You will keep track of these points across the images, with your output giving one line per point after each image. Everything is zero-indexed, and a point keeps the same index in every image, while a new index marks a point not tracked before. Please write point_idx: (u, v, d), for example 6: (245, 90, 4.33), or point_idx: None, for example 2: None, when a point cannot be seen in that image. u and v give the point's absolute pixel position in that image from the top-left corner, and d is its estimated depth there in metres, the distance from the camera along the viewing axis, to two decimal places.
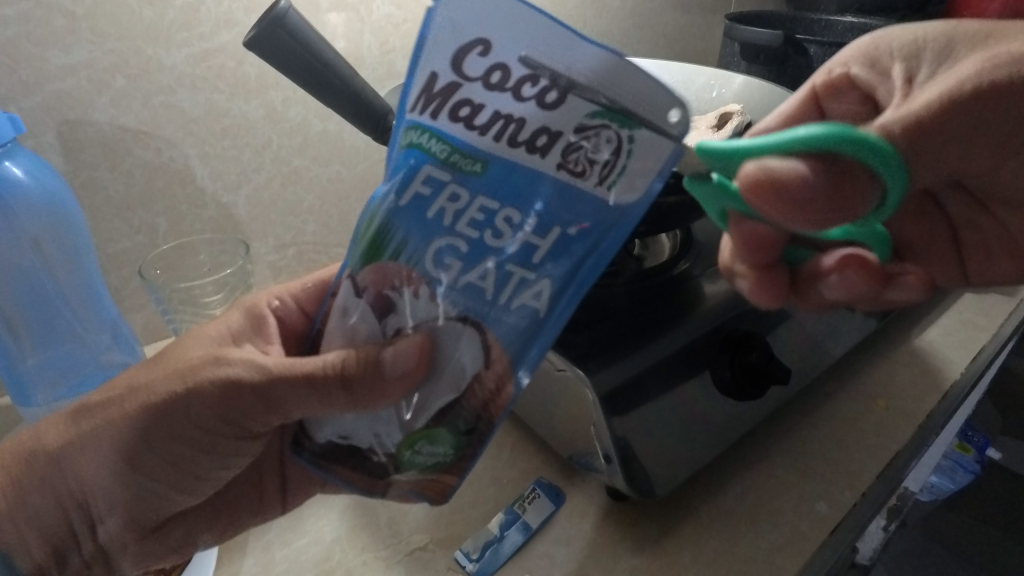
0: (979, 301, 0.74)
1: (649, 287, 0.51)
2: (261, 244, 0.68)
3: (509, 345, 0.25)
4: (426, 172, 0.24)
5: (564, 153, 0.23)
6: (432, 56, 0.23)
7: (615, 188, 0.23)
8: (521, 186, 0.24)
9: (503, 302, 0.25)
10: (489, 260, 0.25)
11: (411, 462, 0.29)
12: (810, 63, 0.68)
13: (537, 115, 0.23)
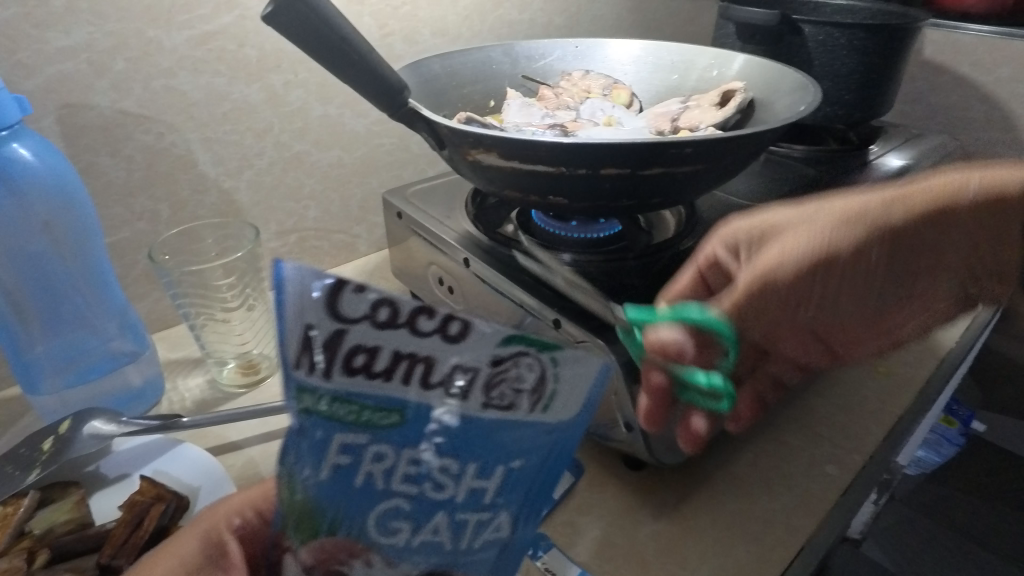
0: None
1: (661, 262, 0.52)
2: (263, 230, 0.67)
3: (484, 569, 0.28)
4: (339, 441, 0.23)
5: (487, 391, 0.24)
6: (300, 315, 0.21)
7: (547, 408, 0.25)
8: (454, 438, 0.25)
9: (462, 539, 0.27)
10: (439, 510, 0.26)
11: None
12: (805, 42, 0.70)
13: (448, 356, 0.23)
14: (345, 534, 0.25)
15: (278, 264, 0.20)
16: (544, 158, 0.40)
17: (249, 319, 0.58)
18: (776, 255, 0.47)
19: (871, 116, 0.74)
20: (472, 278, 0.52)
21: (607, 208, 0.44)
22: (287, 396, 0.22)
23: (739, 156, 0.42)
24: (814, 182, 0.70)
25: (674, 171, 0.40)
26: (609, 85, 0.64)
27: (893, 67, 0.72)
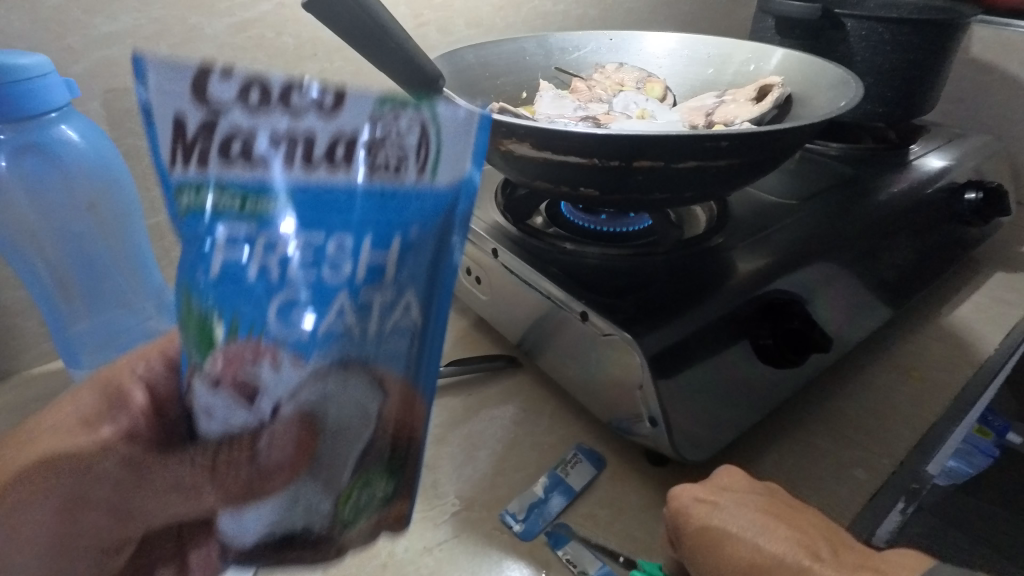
0: (1009, 280, 0.74)
1: (690, 258, 0.52)
2: None
3: (405, 373, 0.25)
4: (226, 233, 0.21)
5: (369, 156, 0.22)
6: (164, 100, 0.20)
7: (432, 172, 0.23)
8: (344, 210, 0.22)
9: (373, 335, 0.24)
10: (340, 298, 0.23)
11: (356, 516, 0.25)
12: (847, 37, 0.68)
13: (323, 126, 0.21)
14: (251, 331, 0.22)
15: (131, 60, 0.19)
16: (578, 150, 0.40)
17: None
18: (732, 523, 0.39)
19: (913, 115, 0.72)
20: (500, 268, 0.53)
21: (638, 200, 0.44)
22: (168, 205, 0.21)
23: (775, 153, 0.41)
24: (850, 181, 0.68)
25: (708, 166, 0.40)
26: (644, 78, 0.64)
27: (937, 65, 0.70)
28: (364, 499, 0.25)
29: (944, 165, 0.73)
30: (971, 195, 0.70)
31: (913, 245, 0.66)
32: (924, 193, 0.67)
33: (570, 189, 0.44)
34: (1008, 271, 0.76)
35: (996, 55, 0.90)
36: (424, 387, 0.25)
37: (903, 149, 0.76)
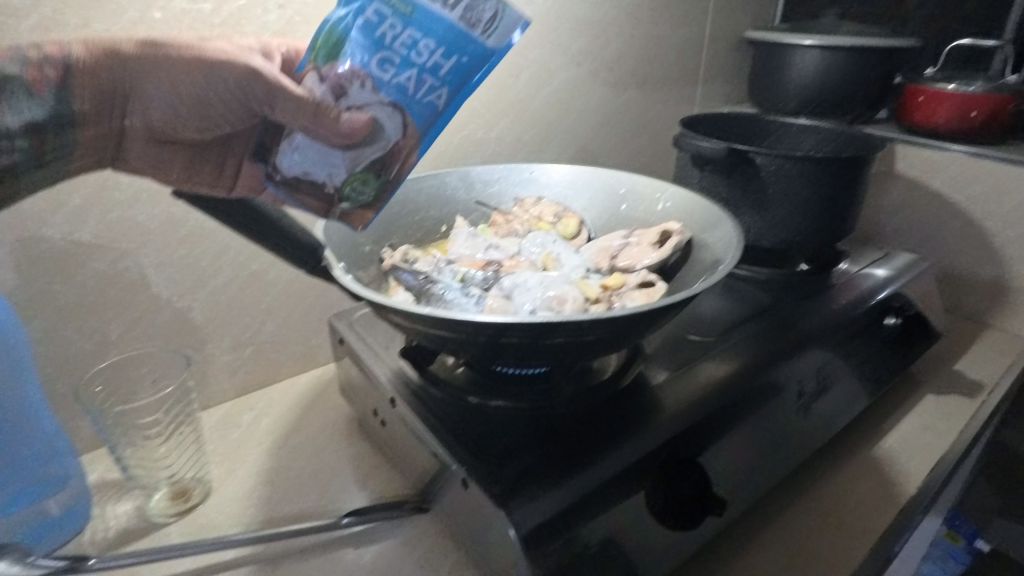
0: (940, 403, 0.73)
1: (592, 409, 0.51)
2: (217, 345, 0.67)
3: (423, 125, 0.38)
4: (374, 8, 0.36)
5: (464, 11, 0.36)
6: None
7: (493, 34, 0.37)
8: (435, 28, 0.36)
9: (418, 96, 0.37)
10: (412, 69, 0.37)
11: (349, 196, 0.40)
12: (759, 172, 0.69)
13: None
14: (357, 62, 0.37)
15: None
16: (446, 325, 0.40)
17: (176, 445, 0.58)
18: None
19: (835, 240, 0.73)
20: (399, 417, 0.52)
21: (519, 362, 0.44)
22: None
23: (649, 321, 0.42)
24: (770, 310, 0.68)
25: (577, 341, 0.40)
26: (560, 212, 0.65)
27: (854, 191, 0.71)
28: (359, 188, 0.40)
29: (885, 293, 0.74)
30: (891, 320, 0.73)
31: (839, 376, 0.65)
32: (847, 318, 0.68)
33: (453, 350, 0.44)
34: (939, 393, 0.75)
35: (921, 173, 0.93)
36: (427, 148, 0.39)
37: (832, 271, 0.78)
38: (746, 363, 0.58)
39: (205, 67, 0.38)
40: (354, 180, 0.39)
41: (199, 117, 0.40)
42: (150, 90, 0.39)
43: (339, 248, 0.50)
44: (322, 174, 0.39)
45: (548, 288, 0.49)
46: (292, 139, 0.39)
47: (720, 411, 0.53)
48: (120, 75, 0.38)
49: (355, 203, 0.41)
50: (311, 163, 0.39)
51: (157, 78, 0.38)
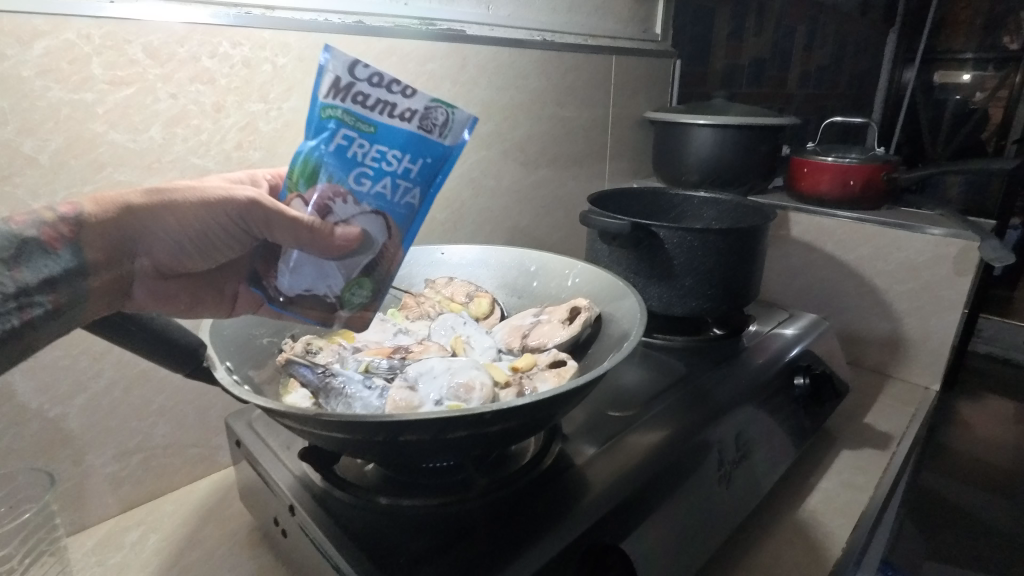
0: (857, 457, 0.74)
1: (510, 497, 0.49)
2: (98, 455, 0.60)
3: (405, 225, 0.41)
4: (342, 133, 0.38)
5: (422, 121, 0.39)
6: (333, 65, 0.37)
7: (449, 136, 0.40)
8: (401, 142, 0.39)
9: (396, 203, 0.40)
10: (386, 179, 0.39)
11: (348, 302, 0.43)
12: (664, 244, 0.72)
13: (403, 101, 0.38)
14: (334, 182, 0.39)
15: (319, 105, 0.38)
16: (342, 427, 0.37)
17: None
18: None
19: (742, 305, 0.76)
20: (299, 526, 0.48)
21: (425, 458, 0.41)
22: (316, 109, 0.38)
23: (556, 406, 0.41)
24: (685, 378, 0.69)
25: (484, 433, 0.38)
26: (472, 291, 0.64)
27: (756, 257, 0.74)
28: (356, 293, 0.42)
29: (796, 350, 0.77)
30: (800, 380, 0.73)
31: (757, 440, 0.66)
32: (759, 380, 0.69)
33: (353, 451, 0.41)
34: (855, 448, 0.76)
35: (814, 237, 0.99)
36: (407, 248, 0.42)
37: (741, 334, 0.80)
38: (665, 435, 0.58)
39: (211, 210, 0.40)
40: (350, 285, 0.42)
41: (202, 249, 0.43)
42: (160, 233, 0.41)
43: (226, 343, 0.46)
44: (319, 286, 0.42)
45: (454, 372, 0.47)
46: (286, 260, 0.41)
47: (642, 489, 0.52)
48: (129, 225, 0.39)
49: (354, 308, 0.43)
50: (307, 277, 0.41)
51: (164, 223, 0.40)
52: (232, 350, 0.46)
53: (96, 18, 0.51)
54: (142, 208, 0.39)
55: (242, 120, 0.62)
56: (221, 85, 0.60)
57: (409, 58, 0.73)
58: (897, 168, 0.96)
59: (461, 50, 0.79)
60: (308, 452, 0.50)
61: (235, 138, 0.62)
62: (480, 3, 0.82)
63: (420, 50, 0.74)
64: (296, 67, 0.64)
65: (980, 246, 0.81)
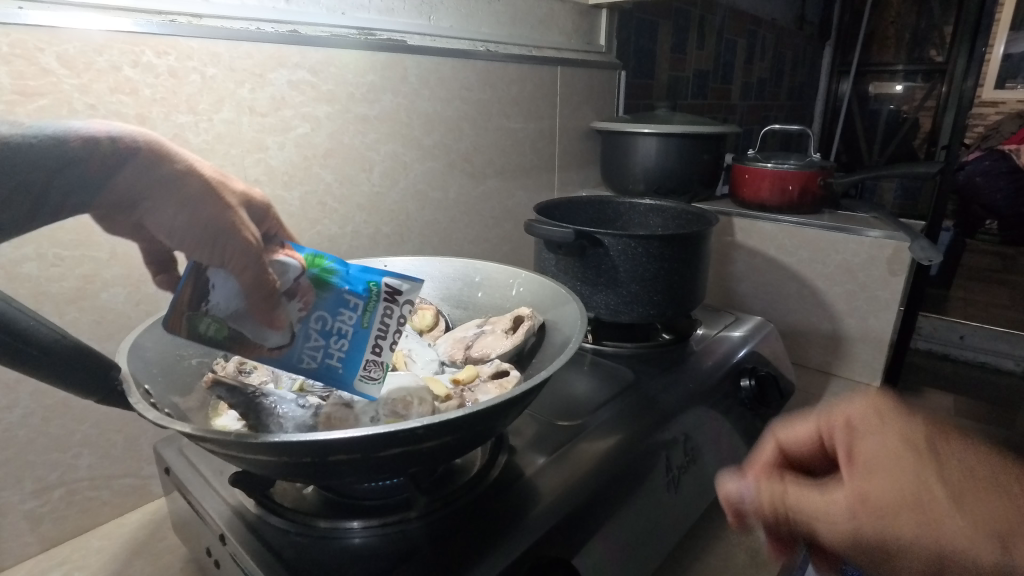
0: None
1: (456, 514, 0.47)
2: (14, 491, 0.56)
3: (275, 361, 0.41)
4: (355, 302, 0.42)
5: (369, 362, 0.42)
6: (413, 287, 0.43)
7: (362, 386, 0.42)
8: (354, 351, 0.41)
9: (301, 348, 0.41)
10: (321, 340, 0.41)
11: (200, 322, 0.38)
12: (608, 251, 0.72)
13: (387, 344, 0.42)
14: (315, 298, 0.41)
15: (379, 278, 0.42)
16: (267, 450, 0.35)
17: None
18: None
19: (690, 309, 0.77)
20: (231, 556, 0.45)
21: (360, 479, 0.40)
22: (379, 278, 0.42)
23: (494, 418, 0.40)
24: (633, 385, 0.69)
25: (416, 449, 0.37)
26: (417, 304, 0.63)
27: (699, 261, 0.75)
28: (210, 331, 0.39)
29: (742, 352, 0.78)
30: (747, 381, 0.74)
31: (705, 442, 0.66)
32: (705, 384, 0.70)
33: (283, 475, 0.39)
34: None
35: (756, 242, 1.02)
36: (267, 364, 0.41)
37: (689, 338, 0.81)
38: (611, 444, 0.57)
39: (229, 228, 0.38)
40: (220, 324, 0.39)
41: (181, 236, 0.38)
42: (167, 200, 0.38)
43: (145, 366, 0.43)
44: (214, 297, 0.39)
45: (391, 387, 0.46)
46: (218, 271, 0.38)
47: (588, 499, 0.51)
48: (160, 180, 0.38)
49: (189, 328, 0.39)
50: (218, 287, 0.39)
51: (181, 203, 0.38)
52: (154, 374, 0.43)
53: (4, 25, 0.48)
54: (183, 185, 0.38)
55: (169, 131, 0.59)
56: (144, 96, 0.57)
57: (348, 69, 0.72)
58: (832, 173, 1.00)
59: (402, 60, 0.78)
60: (239, 477, 0.46)
61: None
62: (421, 13, 0.82)
63: (359, 62, 0.73)
64: (227, 78, 0.62)
65: (910, 245, 0.84)
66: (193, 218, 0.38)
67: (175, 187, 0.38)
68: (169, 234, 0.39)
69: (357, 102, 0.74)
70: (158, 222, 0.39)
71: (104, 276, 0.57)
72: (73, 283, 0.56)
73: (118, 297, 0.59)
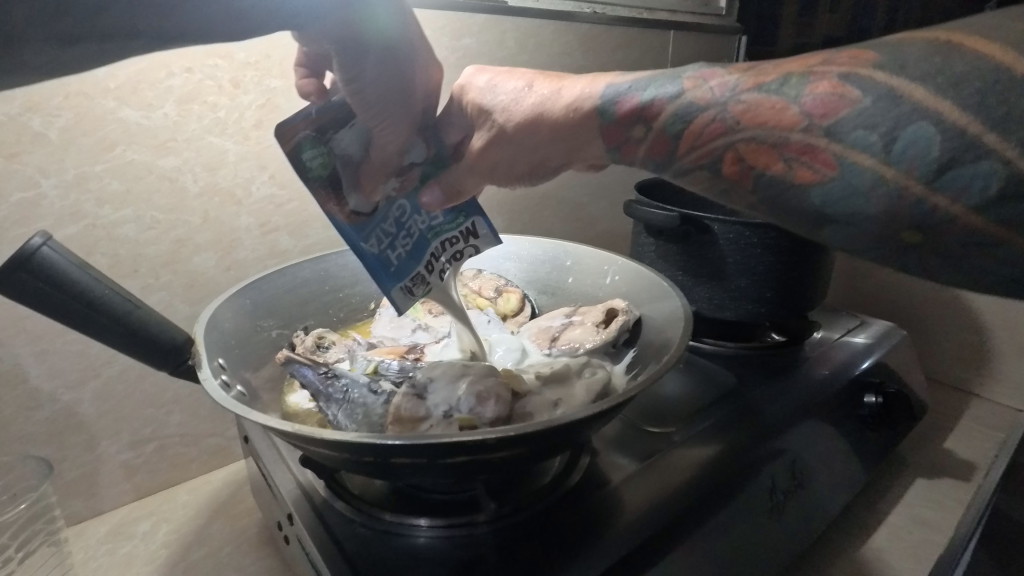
0: (932, 488, 0.65)
1: (528, 522, 0.43)
2: (112, 442, 0.59)
3: (344, 225, 0.43)
4: (437, 215, 0.49)
5: (423, 272, 0.49)
6: (484, 229, 0.52)
7: (402, 290, 0.47)
8: (415, 255, 0.48)
9: (375, 227, 0.45)
10: (398, 229, 0.47)
11: (313, 151, 0.41)
12: (716, 239, 0.64)
13: (439, 266, 0.50)
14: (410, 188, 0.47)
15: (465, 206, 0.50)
16: (326, 444, 0.33)
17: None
18: None
19: (806, 309, 0.67)
20: (297, 538, 0.44)
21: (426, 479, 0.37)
22: (464, 209, 0.50)
23: (579, 427, 0.36)
24: (734, 391, 0.62)
25: (486, 458, 0.33)
26: (501, 286, 0.60)
27: (821, 257, 0.65)
28: (314, 161, 0.42)
29: (866, 363, 0.68)
30: (870, 399, 0.63)
31: (816, 464, 0.58)
32: (820, 396, 0.61)
33: (346, 468, 0.37)
34: (930, 477, 0.67)
35: None
36: (335, 219, 0.43)
37: (804, 342, 0.71)
38: (705, 459, 0.51)
39: (402, 101, 0.42)
40: (327, 162, 0.42)
41: (358, 83, 0.40)
42: (376, 53, 0.40)
43: (223, 340, 0.42)
44: (341, 138, 0.42)
45: (466, 379, 0.42)
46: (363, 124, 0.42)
47: (676, 520, 0.45)
48: (380, 36, 0.39)
49: (298, 150, 0.41)
50: (352, 131, 0.43)
51: (382, 60, 0.40)
52: (230, 347, 0.43)
53: None
54: (393, 50, 0.40)
55: (261, 97, 0.58)
56: (238, 59, 0.56)
57: (443, 32, 0.68)
58: None
59: (500, 23, 0.73)
60: (308, 459, 0.45)
61: (254, 116, 0.58)
62: None
63: (454, 24, 0.69)
64: None
65: None
66: (383, 78, 0.41)
67: (386, 49, 0.40)
68: (349, 76, 0.40)
69: (451, 67, 0.71)
70: (353, 64, 0.40)
71: (197, 241, 0.58)
72: (167, 247, 0.57)
73: (209, 262, 0.59)
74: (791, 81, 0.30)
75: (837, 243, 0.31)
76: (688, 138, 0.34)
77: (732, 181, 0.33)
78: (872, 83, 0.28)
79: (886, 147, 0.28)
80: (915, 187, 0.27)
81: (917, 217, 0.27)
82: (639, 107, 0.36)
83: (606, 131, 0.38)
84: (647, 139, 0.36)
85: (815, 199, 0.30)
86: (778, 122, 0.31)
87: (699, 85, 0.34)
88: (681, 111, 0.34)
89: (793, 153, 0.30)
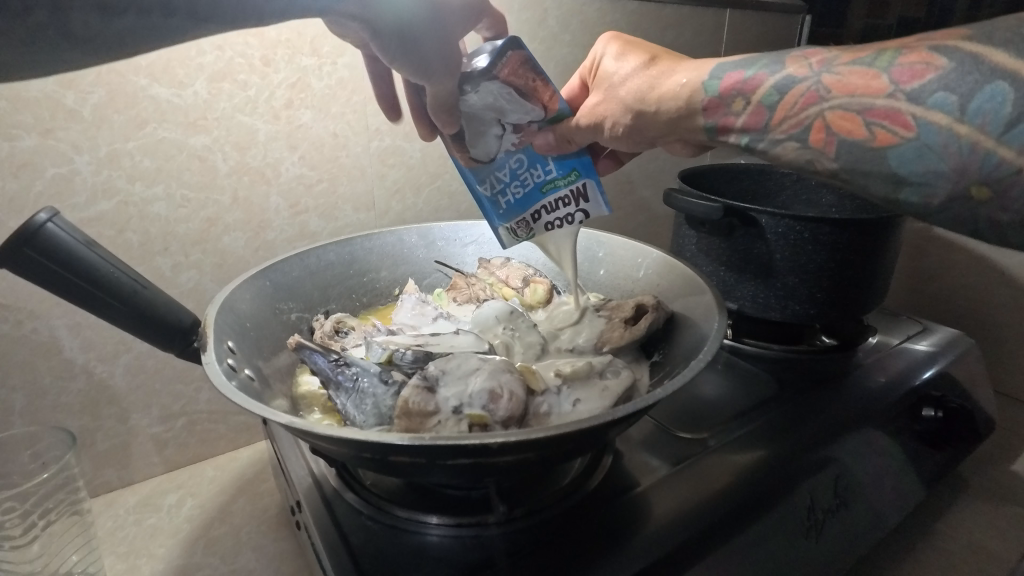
0: (996, 515, 0.59)
1: (542, 527, 0.41)
2: (143, 415, 0.60)
3: (463, 165, 0.49)
4: (552, 171, 0.49)
5: (530, 220, 0.51)
6: (599, 198, 0.50)
7: (508, 232, 0.51)
8: (523, 205, 0.50)
9: (486, 170, 0.49)
10: (508, 178, 0.49)
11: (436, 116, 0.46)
12: (763, 233, 0.59)
13: (548, 218, 0.51)
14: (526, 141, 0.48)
15: (581, 166, 0.50)
16: (324, 439, 0.32)
17: (54, 542, 0.48)
18: None
19: (863, 313, 0.62)
20: (306, 526, 0.43)
21: (431, 477, 0.35)
22: (580, 173, 0.49)
23: (595, 433, 0.33)
24: (776, 397, 0.58)
25: (491, 462, 0.31)
26: (529, 276, 0.58)
27: (881, 257, 0.60)
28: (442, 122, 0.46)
29: (927, 374, 0.62)
30: (928, 412, 0.58)
31: (865, 480, 0.53)
32: (874, 407, 0.56)
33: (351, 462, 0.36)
34: (995, 502, 0.61)
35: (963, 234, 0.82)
36: (457, 159, 0.48)
37: (858, 346, 0.66)
38: (740, 468, 0.48)
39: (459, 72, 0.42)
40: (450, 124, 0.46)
41: (416, 68, 0.40)
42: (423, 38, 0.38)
43: (238, 323, 0.41)
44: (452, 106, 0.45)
45: (480, 375, 0.40)
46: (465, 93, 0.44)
47: (702, 535, 0.42)
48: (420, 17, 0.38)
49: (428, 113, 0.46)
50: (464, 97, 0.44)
51: (432, 40, 0.39)
52: (246, 331, 0.42)
53: None
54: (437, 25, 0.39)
55: (292, 75, 0.57)
56: (270, 36, 0.55)
57: None
58: None
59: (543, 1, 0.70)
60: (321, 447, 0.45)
61: (285, 96, 0.57)
62: None
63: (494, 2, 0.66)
64: None
65: None
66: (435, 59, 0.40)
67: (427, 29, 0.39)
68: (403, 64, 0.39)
69: None
70: (401, 54, 0.39)
71: (226, 220, 0.58)
72: (197, 226, 0.57)
73: (238, 242, 0.59)
74: (884, 55, 0.31)
75: (911, 207, 0.30)
76: (781, 109, 0.35)
77: (816, 151, 0.33)
78: (962, 52, 0.28)
79: (963, 106, 0.28)
80: (987, 141, 0.27)
81: (984, 170, 0.27)
82: (741, 81, 0.37)
83: (709, 104, 0.39)
84: (746, 109, 0.37)
85: (890, 162, 0.30)
86: (866, 90, 0.31)
87: (799, 62, 0.35)
88: (778, 84, 0.35)
89: (876, 117, 0.30)
